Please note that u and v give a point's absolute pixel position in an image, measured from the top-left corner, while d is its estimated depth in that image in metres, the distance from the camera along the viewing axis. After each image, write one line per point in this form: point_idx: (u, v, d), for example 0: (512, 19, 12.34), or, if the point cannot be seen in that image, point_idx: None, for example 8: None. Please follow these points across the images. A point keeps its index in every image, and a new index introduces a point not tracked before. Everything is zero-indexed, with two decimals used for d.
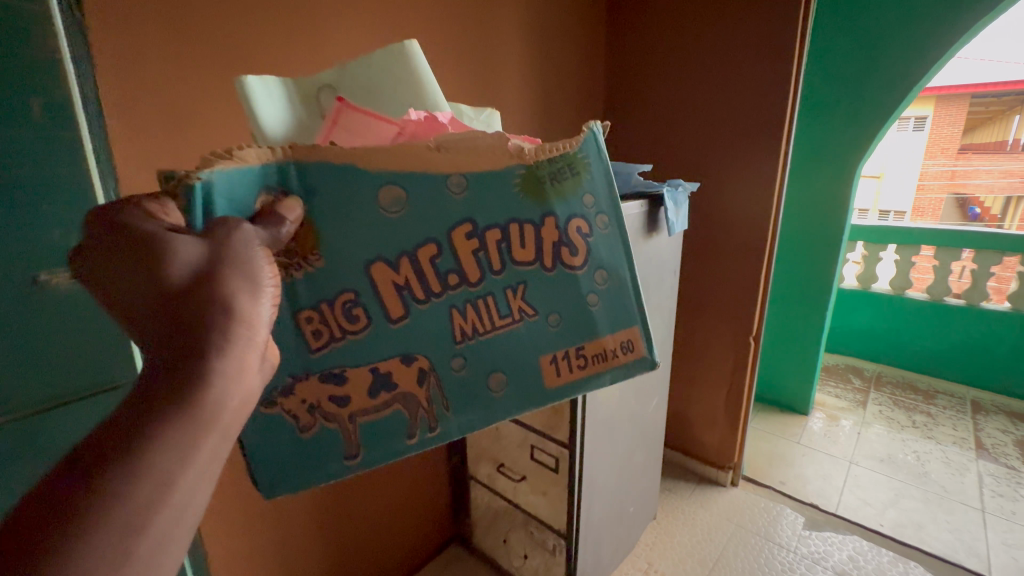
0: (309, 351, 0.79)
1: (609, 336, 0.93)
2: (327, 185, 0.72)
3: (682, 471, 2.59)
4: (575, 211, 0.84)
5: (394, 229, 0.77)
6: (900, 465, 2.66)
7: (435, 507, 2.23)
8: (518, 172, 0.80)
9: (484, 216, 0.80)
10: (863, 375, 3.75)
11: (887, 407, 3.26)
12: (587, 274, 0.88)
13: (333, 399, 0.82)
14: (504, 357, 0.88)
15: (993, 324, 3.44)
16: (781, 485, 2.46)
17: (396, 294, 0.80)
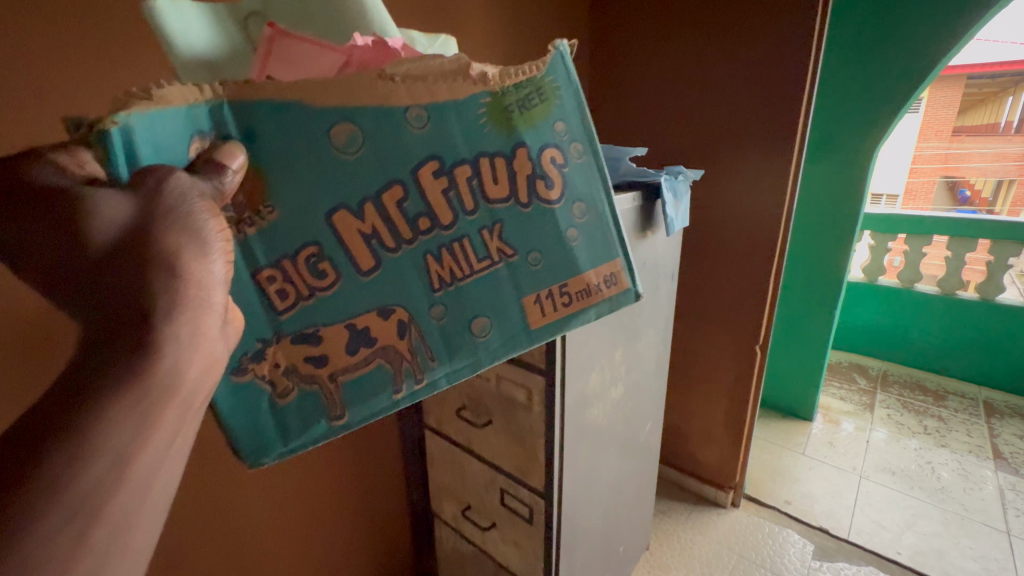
0: (276, 310, 0.63)
1: (599, 279, 0.73)
2: (273, 124, 0.54)
3: (677, 491, 2.14)
4: (553, 140, 0.65)
5: (349, 176, 0.58)
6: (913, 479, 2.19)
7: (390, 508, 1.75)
8: (484, 113, 0.61)
9: (458, 149, 0.61)
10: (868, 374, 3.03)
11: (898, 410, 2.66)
12: (568, 205, 0.69)
13: (309, 359, 0.66)
14: (490, 302, 0.70)
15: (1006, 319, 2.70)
16: (787, 505, 2.05)
17: (365, 245, 0.62)
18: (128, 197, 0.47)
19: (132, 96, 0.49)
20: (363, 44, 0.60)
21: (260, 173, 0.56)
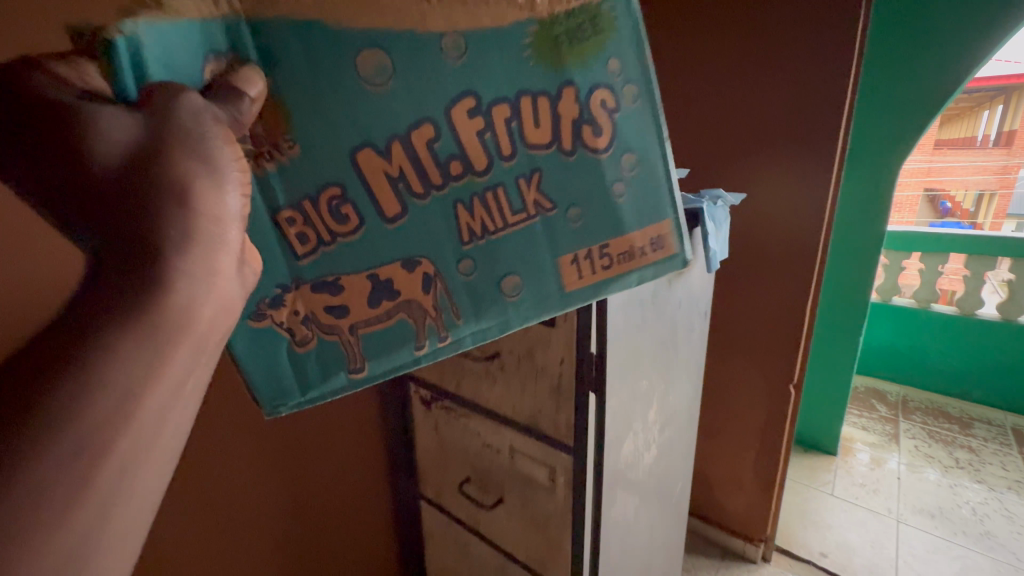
0: (295, 252, 0.44)
1: (656, 249, 0.51)
2: (299, 54, 0.38)
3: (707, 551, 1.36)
4: (602, 79, 0.45)
5: (370, 114, 0.41)
6: (987, 532, 1.43)
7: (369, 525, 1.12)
8: (527, 40, 0.42)
9: (497, 72, 0.42)
10: (889, 401, 2.12)
11: (939, 436, 1.89)
12: (619, 150, 0.48)
13: (326, 308, 0.47)
14: (527, 260, 0.49)
15: (963, 336, 2.04)
16: (825, 565, 1.32)
17: (389, 189, 0.43)
18: (140, 113, 0.33)
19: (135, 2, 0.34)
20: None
21: (282, 107, 0.39)
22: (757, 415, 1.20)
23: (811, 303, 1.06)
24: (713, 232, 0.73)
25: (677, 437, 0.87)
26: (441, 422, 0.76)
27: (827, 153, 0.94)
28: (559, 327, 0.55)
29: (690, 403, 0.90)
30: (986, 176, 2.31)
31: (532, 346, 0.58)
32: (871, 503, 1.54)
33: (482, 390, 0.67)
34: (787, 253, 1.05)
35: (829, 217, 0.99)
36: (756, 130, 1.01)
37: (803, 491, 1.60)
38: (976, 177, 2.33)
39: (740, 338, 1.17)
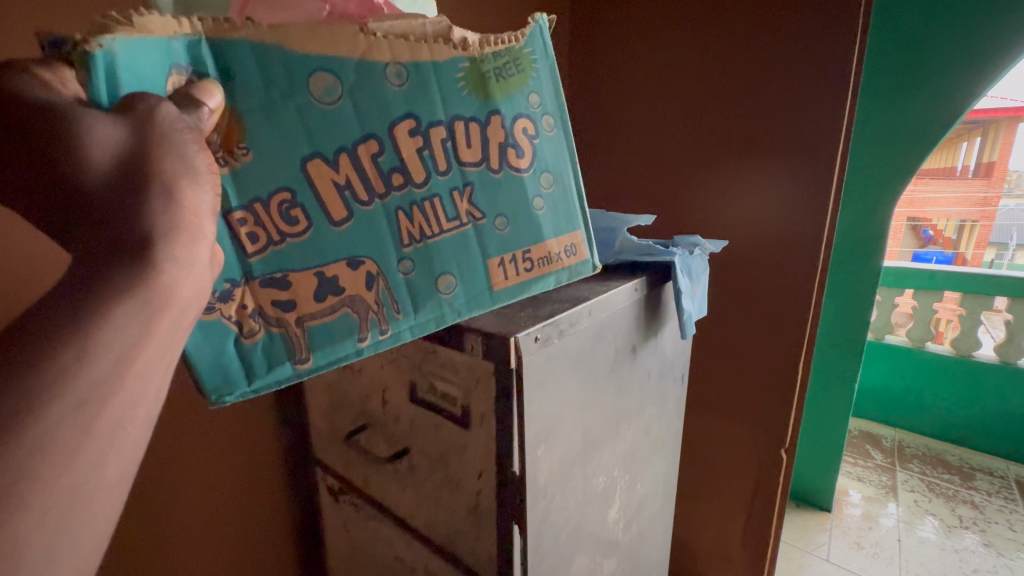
0: (249, 245, 0.33)
1: (570, 253, 0.44)
2: (251, 62, 0.30)
3: None
4: (523, 106, 0.39)
5: (306, 121, 0.32)
6: None
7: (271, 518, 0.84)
8: (463, 66, 0.36)
9: (436, 92, 0.36)
10: (885, 447, 1.99)
11: (939, 488, 1.75)
12: (539, 164, 0.41)
13: (271, 299, 0.35)
14: (467, 270, 0.39)
15: (961, 379, 1.92)
16: None
17: (328, 195, 0.34)
18: (115, 113, 0.26)
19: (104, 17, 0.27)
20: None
21: (242, 115, 0.31)
22: (745, 481, 1.06)
23: (804, 356, 0.92)
24: (688, 290, 0.59)
25: (648, 529, 0.72)
26: (350, 521, 0.60)
27: (820, 190, 0.82)
28: (476, 431, 0.40)
29: (664, 486, 0.75)
30: (966, 208, 2.06)
31: (444, 449, 0.44)
32: (869, 570, 1.39)
33: (391, 493, 0.52)
34: (777, 300, 0.92)
35: (824, 261, 0.85)
36: (741, 160, 0.88)
37: (796, 556, 1.45)
38: (958, 208, 2.07)
39: (726, 394, 1.03)
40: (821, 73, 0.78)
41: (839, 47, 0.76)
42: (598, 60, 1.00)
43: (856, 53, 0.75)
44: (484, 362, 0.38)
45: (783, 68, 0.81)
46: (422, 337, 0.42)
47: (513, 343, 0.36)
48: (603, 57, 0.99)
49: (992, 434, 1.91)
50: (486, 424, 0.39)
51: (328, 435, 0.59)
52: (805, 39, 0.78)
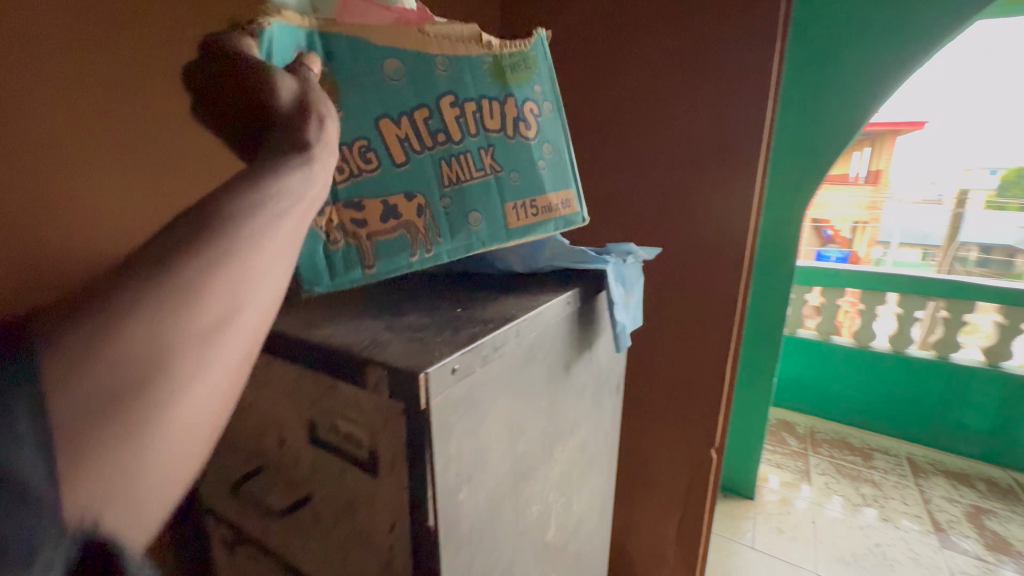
0: (339, 176, 0.41)
1: (566, 207, 0.51)
2: (348, 46, 0.39)
3: None
4: (530, 93, 0.47)
5: (383, 87, 0.41)
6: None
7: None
8: (486, 60, 0.44)
9: (469, 73, 0.44)
10: (799, 434, 2.14)
11: (845, 467, 1.91)
12: (544, 136, 0.48)
13: (349, 217, 0.42)
14: (492, 218, 0.46)
15: (862, 368, 2.11)
16: None
17: (389, 143, 0.42)
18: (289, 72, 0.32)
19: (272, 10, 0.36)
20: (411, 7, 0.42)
21: (334, 79, 0.39)
22: (678, 481, 1.07)
23: (731, 358, 0.94)
24: (620, 303, 0.57)
25: (586, 545, 0.70)
26: None
27: (745, 196, 0.84)
28: (386, 479, 0.34)
29: (602, 500, 0.73)
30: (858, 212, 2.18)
31: (353, 496, 0.38)
32: (789, 552, 1.48)
33: (294, 545, 0.45)
34: (707, 304, 0.93)
35: (749, 265, 0.88)
36: (672, 165, 0.88)
37: (725, 546, 1.50)
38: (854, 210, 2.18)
39: (659, 397, 1.03)
40: (745, 80, 0.79)
41: (762, 56, 0.77)
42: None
43: (777, 64, 0.77)
44: (391, 400, 0.32)
45: (710, 73, 0.81)
46: (320, 368, 0.35)
47: (424, 379, 0.30)
48: None
49: (887, 417, 2.11)
50: (397, 471, 0.34)
51: (219, 479, 0.50)
52: (731, 45, 0.78)
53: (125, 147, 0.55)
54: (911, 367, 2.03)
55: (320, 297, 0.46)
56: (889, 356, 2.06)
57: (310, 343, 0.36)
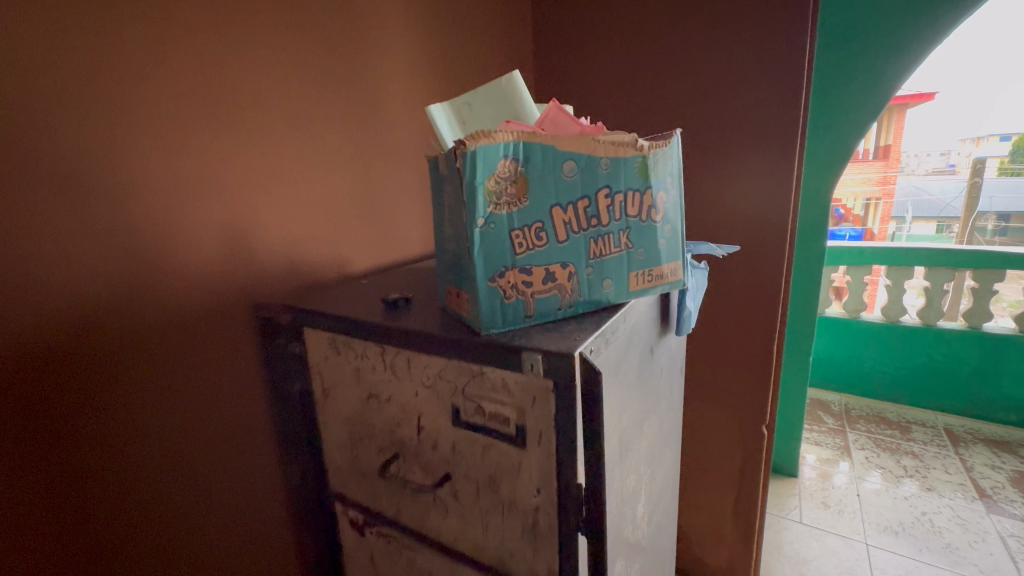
0: (516, 248, 0.39)
1: (676, 275, 0.48)
2: (523, 151, 0.38)
3: None
4: (663, 183, 0.44)
5: (546, 178, 0.39)
6: (939, 540, 1.44)
7: (254, 556, 0.64)
8: (637, 160, 0.41)
9: (619, 169, 0.41)
10: (834, 411, 2.17)
11: (883, 441, 1.93)
12: (669, 218, 0.45)
13: (518, 281, 0.40)
14: (625, 288, 0.45)
15: (892, 343, 2.13)
16: None
17: (548, 226, 0.40)
18: None
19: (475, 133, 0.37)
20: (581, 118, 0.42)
21: (512, 163, 0.38)
22: (732, 459, 1.11)
23: (778, 337, 0.99)
24: (690, 291, 0.62)
25: (664, 518, 0.75)
26: (378, 555, 0.58)
27: (785, 183, 0.89)
28: (532, 450, 0.40)
29: (672, 478, 0.78)
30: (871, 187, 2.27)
31: (495, 470, 0.43)
32: (838, 526, 1.51)
33: (429, 521, 0.50)
34: (752, 287, 0.98)
35: (791, 247, 0.93)
36: (714, 155, 0.93)
37: (774, 523, 1.54)
38: (865, 187, 2.27)
39: (711, 380, 1.08)
40: (780, 72, 0.84)
41: (795, 49, 0.82)
42: (570, 59, 1.01)
43: (809, 57, 0.82)
44: (543, 380, 0.37)
45: (745, 70, 0.86)
46: (468, 359, 0.41)
47: (577, 357, 0.36)
48: (573, 66, 1.01)
49: (921, 390, 2.13)
50: (544, 442, 0.39)
51: (350, 468, 0.56)
52: (765, 40, 0.83)
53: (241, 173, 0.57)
54: (941, 339, 2.05)
55: (435, 300, 0.52)
56: (920, 329, 2.08)
57: (461, 340, 0.41)
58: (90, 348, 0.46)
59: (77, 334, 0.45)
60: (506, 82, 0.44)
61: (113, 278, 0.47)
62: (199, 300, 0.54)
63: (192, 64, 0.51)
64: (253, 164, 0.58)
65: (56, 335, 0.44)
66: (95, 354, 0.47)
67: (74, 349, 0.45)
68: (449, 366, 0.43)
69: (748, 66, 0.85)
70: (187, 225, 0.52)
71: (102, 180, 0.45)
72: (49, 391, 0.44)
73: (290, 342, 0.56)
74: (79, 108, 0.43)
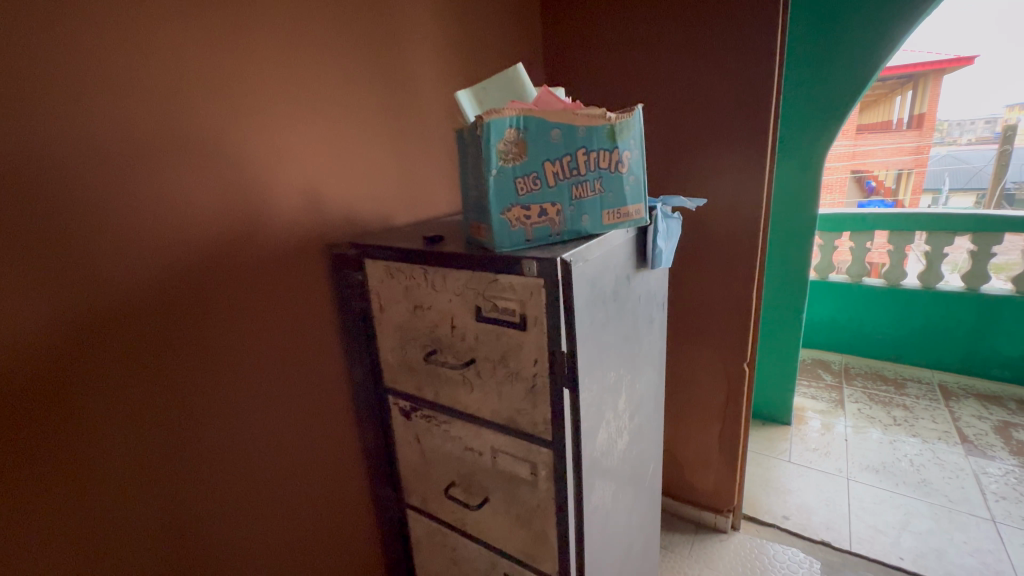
0: (519, 191, 0.57)
1: (640, 214, 0.64)
2: (522, 122, 0.55)
3: (680, 522, 1.43)
4: (627, 144, 0.60)
5: (539, 141, 0.56)
6: (914, 476, 1.59)
7: (333, 440, 0.85)
8: (605, 127, 0.58)
9: (592, 135, 0.57)
10: (833, 370, 2.30)
11: (875, 396, 2.06)
12: (633, 171, 0.62)
13: (521, 214, 0.58)
14: (599, 221, 0.62)
15: (893, 304, 2.23)
16: (786, 521, 1.42)
17: (541, 175, 0.57)
18: None
19: (490, 111, 0.54)
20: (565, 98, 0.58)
21: (515, 131, 0.55)
22: (718, 394, 1.28)
23: (757, 284, 1.14)
24: (662, 233, 0.79)
25: (646, 423, 0.94)
26: (422, 433, 0.78)
27: (760, 148, 1.03)
28: (531, 331, 0.58)
29: (654, 392, 0.96)
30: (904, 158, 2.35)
31: (507, 351, 0.61)
32: (823, 464, 1.67)
33: (461, 398, 0.69)
34: (733, 240, 1.13)
35: (767, 204, 1.07)
36: (700, 124, 1.07)
37: (765, 461, 1.71)
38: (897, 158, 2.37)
39: (699, 324, 1.24)
40: (755, 49, 0.97)
41: (767, 28, 0.95)
42: (575, 43, 1.16)
43: (778, 37, 0.95)
44: (537, 279, 0.55)
45: (725, 49, 1.00)
46: (485, 270, 0.59)
47: (559, 262, 0.54)
48: (577, 50, 1.16)
49: (920, 350, 2.23)
50: (539, 324, 0.57)
51: (400, 367, 0.75)
52: (741, 23, 0.97)
53: (314, 145, 0.75)
54: (941, 299, 2.14)
55: (461, 237, 0.70)
56: (918, 290, 2.18)
57: (482, 256, 0.59)
58: (234, 271, 0.67)
59: (198, 280, 0.64)
60: (510, 72, 0.61)
61: (242, 224, 0.67)
62: (291, 241, 0.73)
63: (280, 62, 0.69)
64: (322, 137, 0.76)
65: (185, 281, 0.62)
66: (236, 275, 0.68)
67: (197, 292, 0.64)
68: (474, 277, 0.61)
69: (728, 46, 0.99)
70: (279, 184, 0.71)
71: (226, 149, 0.64)
72: (206, 298, 0.65)
73: (356, 272, 0.75)
74: (211, 97, 0.62)
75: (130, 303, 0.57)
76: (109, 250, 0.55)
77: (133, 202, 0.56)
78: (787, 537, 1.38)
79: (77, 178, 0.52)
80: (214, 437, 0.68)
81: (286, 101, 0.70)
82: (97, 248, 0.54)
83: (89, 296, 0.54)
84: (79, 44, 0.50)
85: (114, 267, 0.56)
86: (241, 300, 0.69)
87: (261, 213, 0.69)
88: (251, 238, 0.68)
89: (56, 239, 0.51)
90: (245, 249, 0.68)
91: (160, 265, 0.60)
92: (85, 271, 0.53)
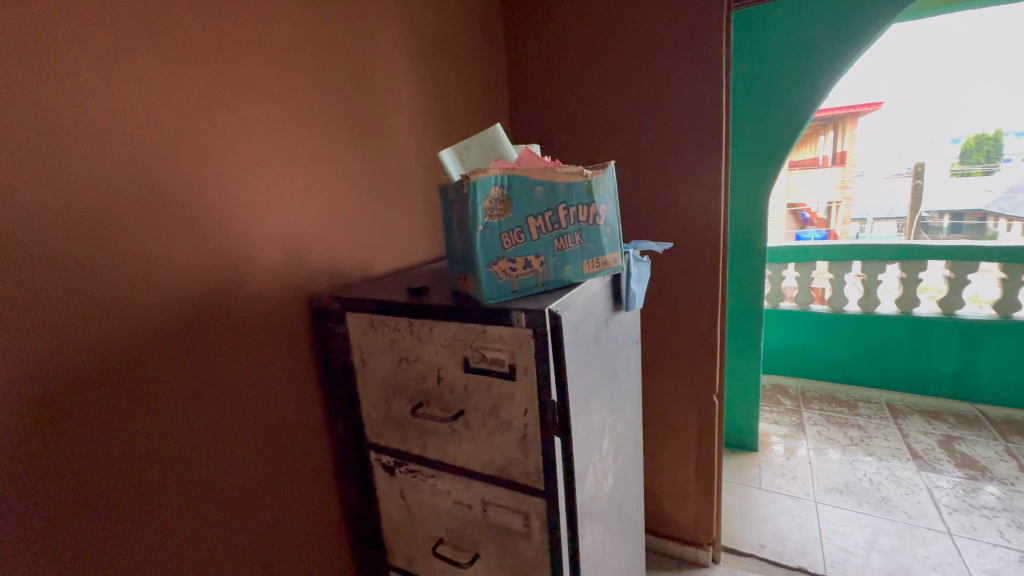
0: (504, 244, 0.59)
1: (617, 261, 0.68)
2: (505, 180, 0.58)
3: (663, 559, 1.42)
4: (603, 199, 0.64)
5: (521, 199, 0.59)
6: (876, 494, 1.66)
7: (311, 505, 0.80)
8: (582, 183, 0.61)
9: (570, 192, 0.61)
10: (790, 395, 2.41)
11: (832, 417, 2.17)
12: (609, 222, 0.65)
13: (506, 266, 0.60)
14: (580, 270, 0.64)
15: (839, 329, 2.38)
16: (763, 550, 1.45)
17: (524, 229, 0.60)
18: None
19: (476, 171, 0.57)
20: (542, 157, 0.62)
21: (500, 189, 0.58)
22: (691, 427, 1.31)
23: (719, 319, 1.20)
24: (634, 277, 0.83)
25: (628, 462, 0.95)
26: (407, 488, 0.75)
27: (714, 191, 1.11)
28: (520, 380, 0.59)
29: (634, 430, 0.98)
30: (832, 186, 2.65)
31: (496, 401, 0.62)
32: (792, 488, 1.73)
33: (449, 451, 0.68)
34: (695, 278, 1.19)
35: (724, 245, 1.15)
36: (659, 170, 1.15)
37: (737, 489, 1.75)
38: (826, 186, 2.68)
39: (669, 359, 1.29)
40: (704, 101, 1.07)
41: (713, 86, 1.05)
42: (541, 95, 1.23)
43: (723, 91, 1.05)
44: (525, 329, 0.57)
45: (677, 102, 1.09)
46: (473, 321, 0.60)
47: (547, 313, 0.56)
48: (544, 102, 1.23)
49: (868, 372, 2.38)
50: (528, 373, 0.58)
51: (385, 420, 0.74)
52: (690, 81, 1.07)
53: (292, 198, 0.74)
54: (881, 323, 2.31)
55: (444, 289, 0.70)
56: (860, 315, 2.34)
57: (472, 307, 0.60)
58: (207, 328, 0.64)
59: (169, 341, 0.60)
60: (489, 133, 0.64)
61: (221, 280, 0.65)
62: (268, 297, 0.71)
63: (258, 119, 0.69)
64: (300, 189, 0.75)
65: (157, 342, 0.59)
66: (210, 333, 0.65)
67: (172, 351, 0.60)
68: (462, 327, 0.61)
69: (682, 97, 1.08)
70: (255, 238, 0.69)
71: (204, 206, 0.63)
72: (182, 357, 0.62)
73: (337, 325, 0.74)
74: (190, 153, 0.61)
75: (91, 370, 0.53)
76: (76, 314, 0.51)
77: (103, 259, 0.53)
78: (766, 566, 1.40)
79: (48, 237, 0.49)
80: (180, 514, 0.62)
81: (264, 155, 0.70)
82: (66, 318, 0.51)
83: (46, 366, 0.49)
84: (60, 106, 0.49)
85: (80, 330, 0.52)
86: (216, 360, 0.65)
87: (237, 269, 0.67)
88: (229, 293, 0.66)
89: (15, 301, 0.47)
90: (221, 306, 0.66)
91: (134, 327, 0.57)
92: (47, 335, 0.49)
